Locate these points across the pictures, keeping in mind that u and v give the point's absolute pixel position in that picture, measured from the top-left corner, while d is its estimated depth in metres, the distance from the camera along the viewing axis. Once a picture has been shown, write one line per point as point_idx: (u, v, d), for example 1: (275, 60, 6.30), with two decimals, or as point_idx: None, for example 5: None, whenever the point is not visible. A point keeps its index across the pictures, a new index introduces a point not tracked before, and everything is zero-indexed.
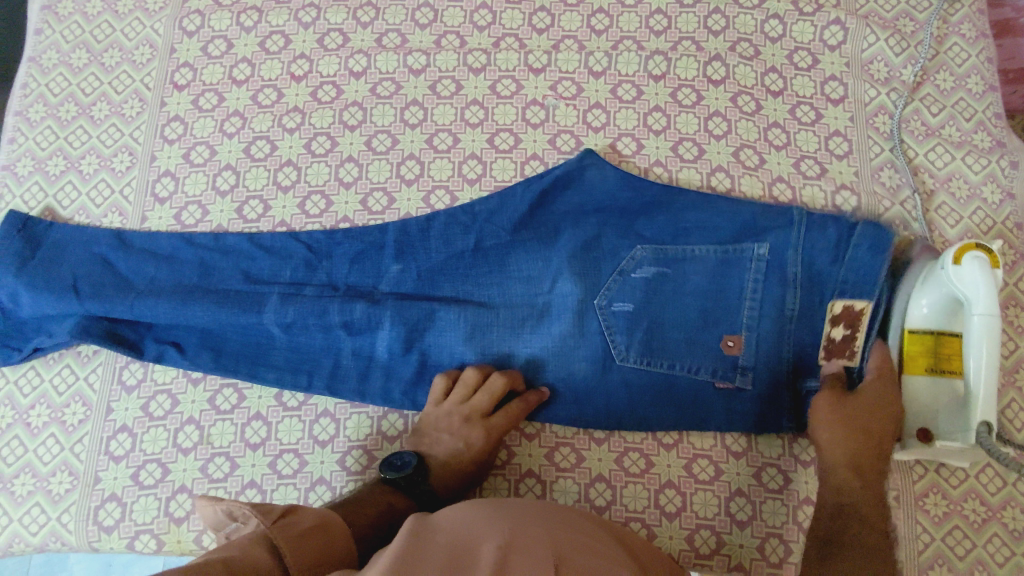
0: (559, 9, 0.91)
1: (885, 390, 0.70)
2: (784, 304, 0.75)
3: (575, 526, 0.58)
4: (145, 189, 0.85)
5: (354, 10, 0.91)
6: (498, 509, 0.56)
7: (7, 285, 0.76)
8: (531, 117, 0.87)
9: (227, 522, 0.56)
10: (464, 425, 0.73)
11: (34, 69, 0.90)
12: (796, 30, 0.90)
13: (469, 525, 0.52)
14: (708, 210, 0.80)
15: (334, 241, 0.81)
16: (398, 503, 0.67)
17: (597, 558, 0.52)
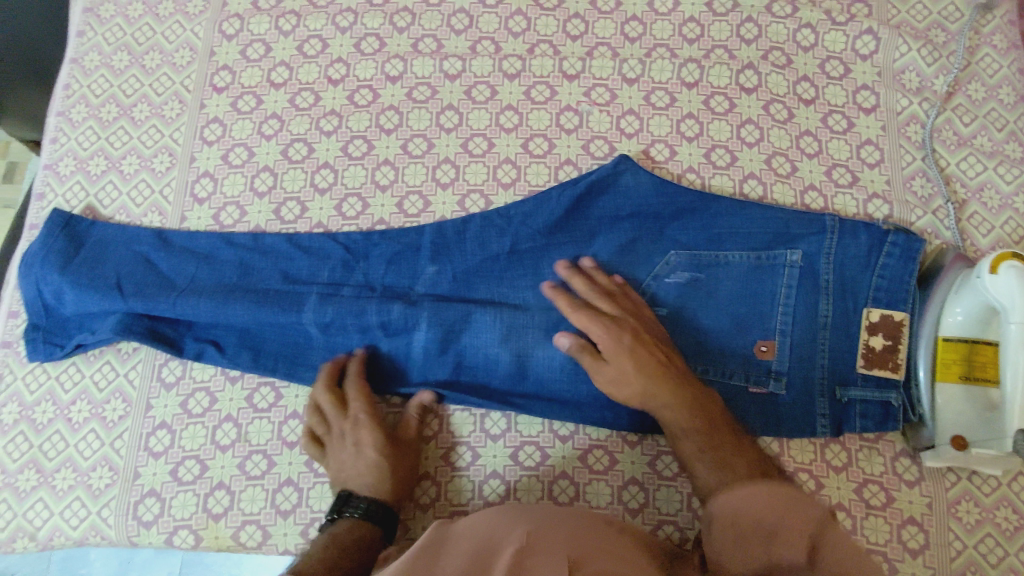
0: (593, 16, 0.92)
1: (623, 338, 0.72)
2: (817, 310, 0.77)
3: (596, 531, 0.58)
4: (184, 189, 0.87)
5: (391, 15, 0.92)
6: (515, 514, 0.58)
7: (52, 283, 0.78)
8: (565, 123, 0.88)
9: None
10: (343, 439, 0.74)
11: (77, 71, 0.91)
12: (828, 40, 0.91)
13: (483, 529, 0.54)
14: (743, 216, 0.81)
15: (371, 242, 0.82)
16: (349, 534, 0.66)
17: (615, 561, 0.52)
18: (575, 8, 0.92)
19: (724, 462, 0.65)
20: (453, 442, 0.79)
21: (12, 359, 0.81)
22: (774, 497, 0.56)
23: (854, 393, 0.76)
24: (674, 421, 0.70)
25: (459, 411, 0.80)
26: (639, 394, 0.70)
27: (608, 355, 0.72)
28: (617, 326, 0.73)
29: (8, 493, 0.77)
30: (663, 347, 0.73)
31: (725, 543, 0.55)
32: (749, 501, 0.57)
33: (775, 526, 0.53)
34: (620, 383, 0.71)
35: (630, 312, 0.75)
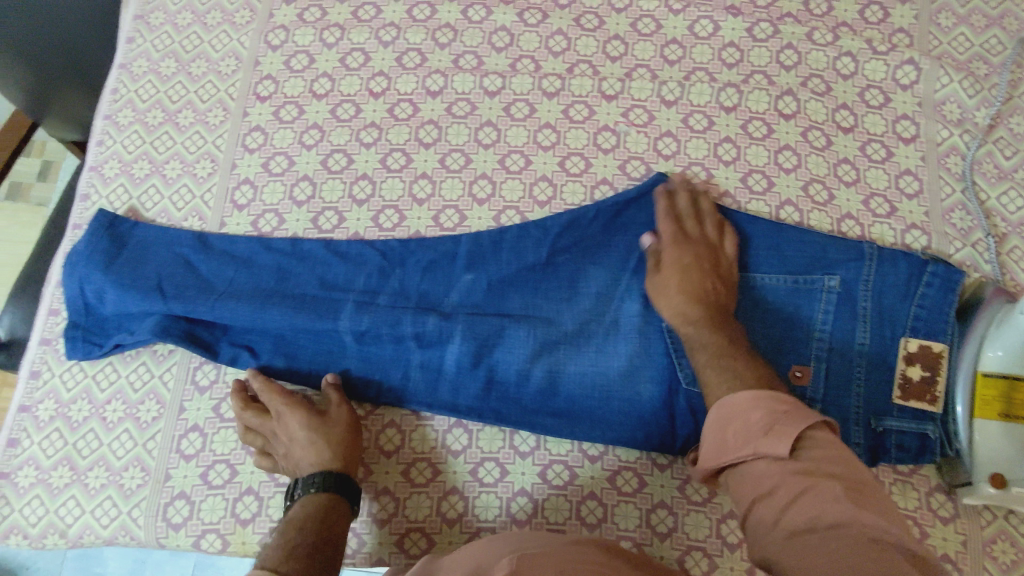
0: (633, 38, 0.93)
1: (675, 251, 0.77)
2: (854, 337, 0.77)
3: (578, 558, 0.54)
4: (224, 195, 0.88)
5: (434, 31, 0.93)
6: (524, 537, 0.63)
7: (96, 283, 0.80)
8: (603, 143, 0.88)
9: None
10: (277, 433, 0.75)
11: (125, 75, 0.93)
12: (868, 69, 0.91)
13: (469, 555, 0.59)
14: (779, 240, 0.82)
15: (408, 251, 0.83)
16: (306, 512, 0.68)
17: None
18: (616, 29, 0.93)
19: (726, 369, 0.67)
20: (481, 457, 0.78)
21: (51, 356, 0.82)
22: (765, 402, 0.61)
23: (890, 423, 0.76)
24: (689, 334, 0.73)
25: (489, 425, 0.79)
26: (677, 309, 0.74)
27: (664, 264, 0.77)
28: (685, 242, 0.78)
29: (40, 489, 0.77)
30: (720, 271, 0.77)
31: (719, 441, 0.62)
32: (744, 408, 0.62)
33: (775, 422, 0.59)
34: (662, 294, 0.76)
35: (704, 235, 0.79)
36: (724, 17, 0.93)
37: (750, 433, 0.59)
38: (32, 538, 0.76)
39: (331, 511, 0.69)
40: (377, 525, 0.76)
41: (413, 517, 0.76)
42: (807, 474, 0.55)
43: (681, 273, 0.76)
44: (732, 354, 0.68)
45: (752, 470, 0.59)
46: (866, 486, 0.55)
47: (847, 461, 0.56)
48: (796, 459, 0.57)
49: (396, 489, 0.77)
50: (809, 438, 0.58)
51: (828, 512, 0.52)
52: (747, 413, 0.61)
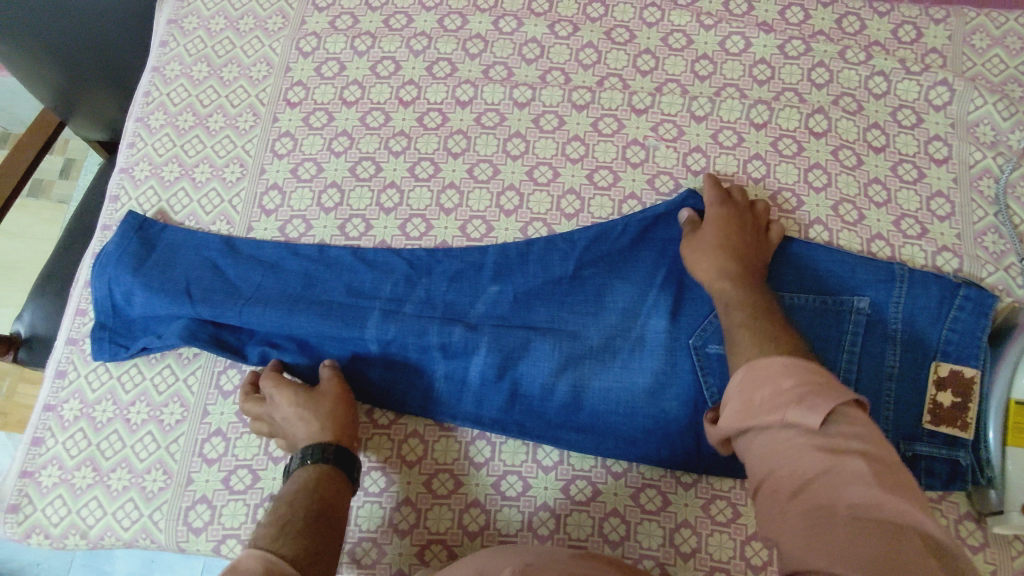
0: (663, 53, 0.92)
1: (722, 213, 0.79)
2: (884, 359, 0.76)
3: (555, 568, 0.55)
4: (253, 200, 0.88)
5: (464, 41, 0.94)
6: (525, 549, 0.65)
7: (124, 284, 0.80)
8: (631, 157, 0.88)
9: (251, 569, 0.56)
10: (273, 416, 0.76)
11: (158, 78, 0.94)
12: (901, 88, 0.90)
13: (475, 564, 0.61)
14: (806, 260, 0.81)
15: (435, 259, 0.83)
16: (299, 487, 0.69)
17: None
18: (647, 43, 0.93)
19: (761, 329, 0.69)
20: (504, 470, 0.77)
21: (77, 356, 0.82)
22: (798, 373, 0.61)
23: (922, 448, 0.75)
24: (727, 290, 0.74)
25: (512, 438, 0.79)
26: (715, 267, 0.76)
27: (710, 223, 0.79)
28: (733, 208, 0.80)
29: (63, 489, 0.77)
30: (760, 245, 0.79)
31: (746, 405, 0.62)
32: (775, 376, 0.62)
33: (807, 392, 0.59)
34: (703, 251, 0.77)
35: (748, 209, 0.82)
36: (755, 33, 0.93)
37: (778, 401, 0.60)
38: (53, 538, 0.76)
39: (330, 483, 0.70)
40: (398, 536, 0.76)
41: (435, 529, 0.76)
42: (833, 449, 0.55)
43: (725, 232, 0.77)
44: (767, 315, 0.71)
45: (776, 437, 0.59)
46: (892, 467, 0.55)
47: (876, 440, 0.56)
48: (822, 432, 0.57)
49: (417, 499, 0.77)
50: (839, 413, 0.58)
51: (849, 491, 0.52)
52: (778, 381, 0.62)
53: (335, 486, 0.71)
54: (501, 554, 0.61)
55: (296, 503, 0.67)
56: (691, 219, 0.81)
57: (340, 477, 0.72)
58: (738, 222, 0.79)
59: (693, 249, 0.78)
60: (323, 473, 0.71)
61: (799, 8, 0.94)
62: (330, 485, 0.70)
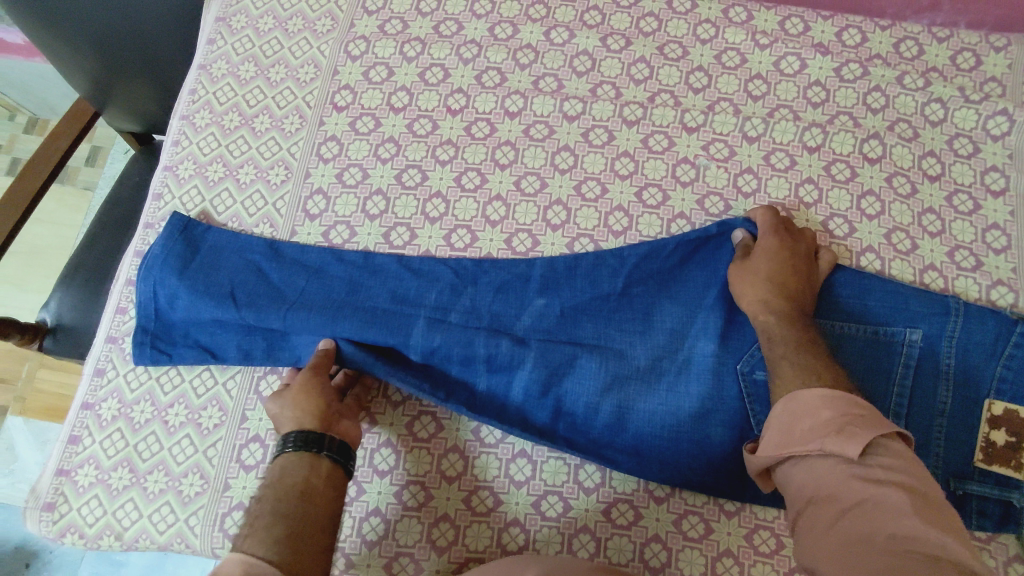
0: (717, 70, 0.91)
1: (770, 242, 0.77)
2: (936, 395, 0.75)
3: None
4: (297, 204, 0.87)
5: (515, 51, 0.93)
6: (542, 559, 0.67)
7: (170, 286, 0.80)
8: (681, 175, 0.87)
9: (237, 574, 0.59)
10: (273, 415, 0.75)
11: (204, 77, 0.94)
12: (958, 116, 0.88)
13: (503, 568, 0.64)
14: (861, 289, 0.79)
15: (481, 269, 0.82)
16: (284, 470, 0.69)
17: None
18: (700, 60, 0.92)
19: (804, 363, 0.68)
20: (544, 490, 0.76)
21: (116, 355, 0.82)
22: (839, 404, 0.61)
23: (973, 487, 0.74)
24: (770, 322, 0.73)
25: (552, 457, 0.78)
26: (760, 297, 0.74)
27: (758, 251, 0.77)
28: (785, 234, 0.78)
29: (99, 489, 0.77)
30: (807, 273, 0.77)
31: (785, 435, 0.63)
32: (814, 408, 0.62)
33: (847, 422, 0.59)
34: (752, 282, 0.76)
35: (802, 238, 0.80)
36: (811, 54, 0.91)
37: (816, 431, 0.60)
38: (88, 538, 0.76)
39: (309, 471, 0.69)
40: (435, 553, 0.75)
41: (473, 547, 0.75)
42: (871, 480, 0.55)
43: (770, 261, 0.76)
44: (812, 348, 0.70)
45: (814, 468, 0.59)
46: (935, 500, 0.53)
47: (916, 474, 0.55)
48: (861, 463, 0.56)
49: (457, 516, 0.76)
50: (879, 446, 0.57)
51: (885, 522, 0.51)
52: (818, 412, 0.61)
53: (319, 474, 0.70)
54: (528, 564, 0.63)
55: (272, 501, 0.66)
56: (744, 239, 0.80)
57: (320, 461, 0.70)
58: (786, 250, 0.76)
59: (743, 280, 0.77)
60: (302, 461, 0.70)
61: (856, 30, 0.93)
62: (312, 471, 0.69)
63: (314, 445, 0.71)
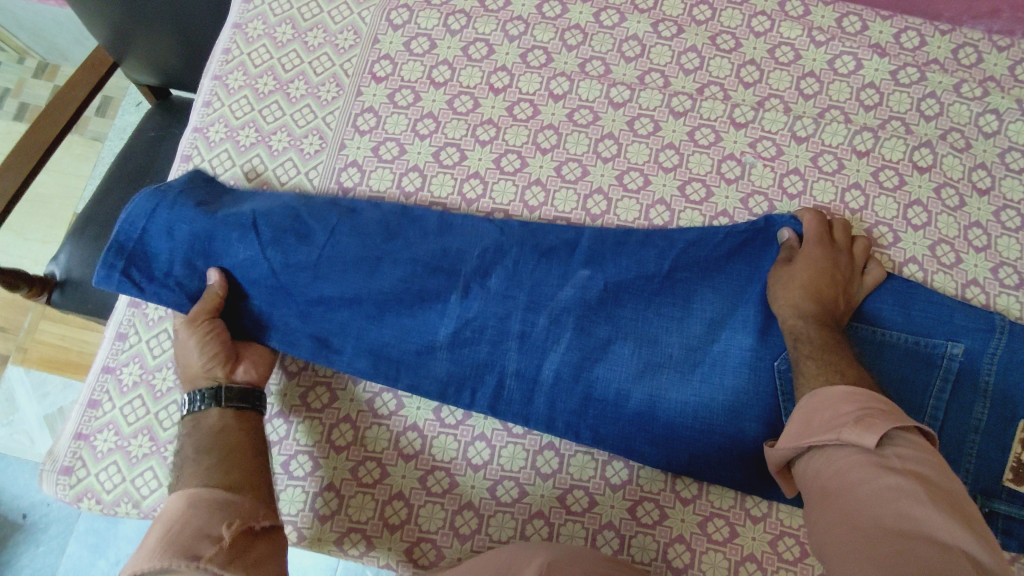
0: (769, 65, 0.89)
1: (813, 249, 0.76)
2: (972, 412, 0.74)
3: (570, 569, 0.56)
4: (331, 175, 0.84)
5: (563, 31, 0.90)
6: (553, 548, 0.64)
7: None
8: (727, 172, 0.84)
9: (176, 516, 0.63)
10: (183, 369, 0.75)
11: (239, 36, 0.90)
12: (1013, 129, 0.86)
13: (510, 557, 0.61)
14: (911, 301, 0.78)
15: (525, 236, 0.80)
16: (204, 424, 0.72)
17: None
18: (752, 54, 0.89)
19: (828, 362, 0.67)
20: (570, 484, 0.76)
21: (139, 320, 0.80)
22: (860, 400, 0.60)
23: (1000, 505, 0.73)
24: (801, 324, 0.72)
25: (580, 451, 0.77)
26: (792, 300, 0.74)
27: (797, 256, 0.76)
28: (830, 246, 0.77)
29: (118, 456, 0.76)
30: (846, 287, 0.76)
31: (805, 427, 0.62)
32: (836, 401, 0.61)
33: (863, 412, 0.58)
34: (788, 283, 0.75)
35: (848, 251, 0.78)
36: (868, 55, 0.89)
37: (834, 420, 0.59)
38: (105, 504, 0.75)
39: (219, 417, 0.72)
40: (458, 540, 0.74)
41: (496, 536, 0.74)
42: (888, 468, 0.53)
43: (808, 267, 0.75)
44: (837, 350, 0.69)
45: (834, 457, 0.58)
46: (955, 497, 0.52)
47: (936, 466, 0.54)
48: (879, 451, 0.55)
49: (481, 505, 0.75)
50: (899, 438, 0.56)
51: (902, 512, 0.50)
52: (838, 406, 0.61)
53: (229, 419, 0.72)
54: (542, 553, 0.61)
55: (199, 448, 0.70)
56: (791, 239, 0.78)
57: (224, 412, 0.72)
58: (827, 261, 0.75)
59: (779, 280, 0.76)
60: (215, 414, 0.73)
61: (915, 33, 0.90)
62: (226, 417, 0.72)
63: (212, 400, 0.73)
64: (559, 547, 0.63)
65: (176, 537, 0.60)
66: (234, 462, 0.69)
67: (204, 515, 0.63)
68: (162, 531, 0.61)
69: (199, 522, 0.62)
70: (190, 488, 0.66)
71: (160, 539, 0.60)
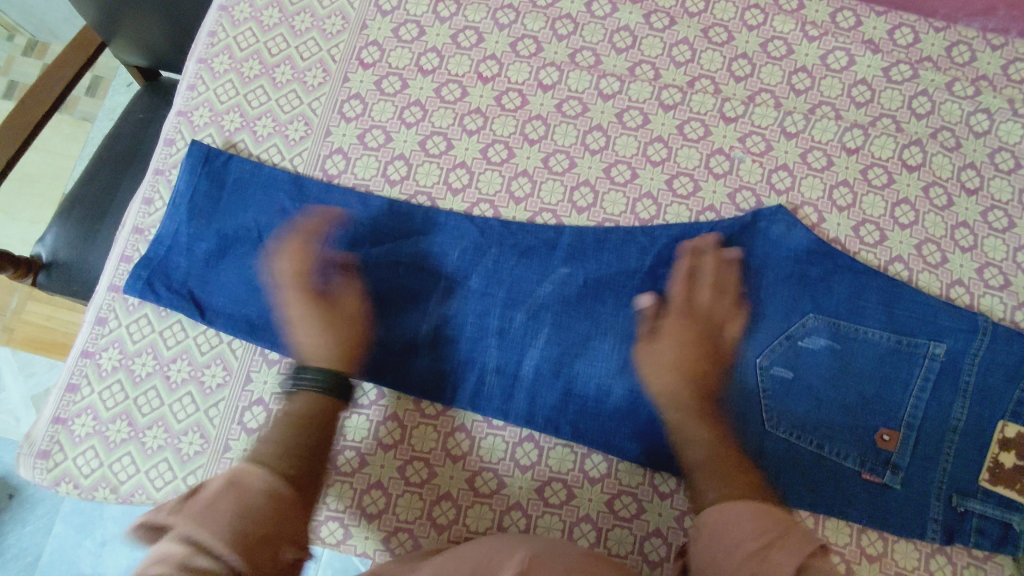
0: (761, 59, 0.88)
1: (677, 325, 0.74)
2: (951, 412, 0.74)
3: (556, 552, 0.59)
4: (315, 162, 0.83)
5: (554, 20, 0.89)
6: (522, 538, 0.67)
7: (187, 251, 0.79)
8: (715, 167, 0.84)
9: (246, 497, 0.55)
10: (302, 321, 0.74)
11: (225, 19, 0.89)
12: (1003, 130, 0.85)
13: (485, 540, 0.65)
14: (894, 301, 0.77)
15: (508, 231, 0.80)
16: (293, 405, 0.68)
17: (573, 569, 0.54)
18: (745, 47, 0.88)
19: (722, 471, 0.65)
20: (549, 475, 0.76)
21: (119, 305, 0.80)
22: (756, 525, 0.57)
23: (975, 505, 0.73)
24: (681, 418, 0.70)
25: (560, 445, 0.77)
26: (667, 388, 0.71)
27: (661, 332, 0.74)
28: (692, 315, 0.74)
29: (96, 440, 0.76)
30: (717, 355, 0.74)
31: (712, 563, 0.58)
32: (734, 529, 0.58)
33: (767, 546, 0.55)
34: (658, 366, 0.72)
35: (710, 314, 0.75)
36: (861, 51, 0.88)
37: (737, 549, 0.56)
38: (82, 489, 0.75)
39: (314, 402, 0.69)
40: (435, 530, 0.74)
41: (474, 527, 0.74)
42: None
43: (674, 347, 0.72)
44: (726, 451, 0.67)
45: None
46: None
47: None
48: None
49: (459, 496, 0.75)
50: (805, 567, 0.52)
51: None
52: (737, 534, 0.57)
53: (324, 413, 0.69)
54: (525, 538, 0.64)
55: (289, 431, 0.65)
56: (649, 305, 0.76)
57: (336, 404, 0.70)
58: (693, 338, 0.73)
59: (648, 364, 0.73)
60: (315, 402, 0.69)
61: (909, 29, 0.89)
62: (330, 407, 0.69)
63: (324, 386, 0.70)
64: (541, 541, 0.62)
65: (246, 528, 0.52)
66: (310, 471, 0.63)
67: (272, 505, 0.56)
68: (228, 495, 0.55)
69: (265, 514, 0.55)
70: (271, 469, 0.60)
71: (226, 507, 0.53)
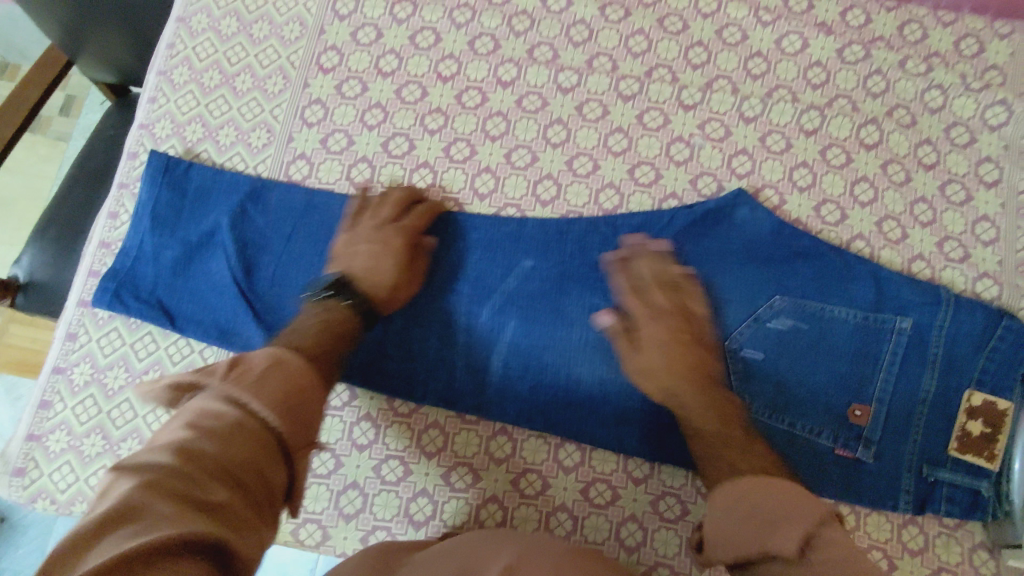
0: (716, 47, 0.89)
1: (659, 328, 0.72)
2: (920, 386, 0.75)
3: (546, 549, 0.58)
4: (279, 168, 0.84)
5: (510, 17, 0.89)
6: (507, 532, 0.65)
7: (151, 261, 0.80)
8: (675, 154, 0.85)
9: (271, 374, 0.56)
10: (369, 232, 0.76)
11: (183, 30, 0.89)
12: (957, 105, 0.86)
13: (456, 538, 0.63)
14: (851, 278, 0.78)
15: (471, 224, 0.81)
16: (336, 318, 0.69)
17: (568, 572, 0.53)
18: (700, 35, 0.89)
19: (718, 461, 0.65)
20: (523, 467, 0.76)
21: (88, 320, 0.80)
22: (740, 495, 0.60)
23: (943, 475, 0.75)
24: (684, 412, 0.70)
25: (533, 437, 0.77)
26: (663, 389, 0.71)
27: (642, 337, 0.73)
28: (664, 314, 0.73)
29: (71, 455, 0.76)
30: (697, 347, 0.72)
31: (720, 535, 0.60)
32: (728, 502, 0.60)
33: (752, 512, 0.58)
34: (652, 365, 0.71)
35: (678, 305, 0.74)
36: (814, 34, 0.89)
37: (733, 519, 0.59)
38: (59, 504, 0.75)
39: (348, 317, 0.70)
40: (413, 526, 0.75)
41: (451, 522, 0.75)
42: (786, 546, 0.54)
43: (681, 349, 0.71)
44: (736, 440, 0.66)
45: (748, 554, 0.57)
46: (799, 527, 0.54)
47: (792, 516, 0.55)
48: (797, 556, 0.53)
49: (435, 491, 0.76)
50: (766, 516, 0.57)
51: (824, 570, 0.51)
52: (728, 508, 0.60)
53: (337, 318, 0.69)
54: (501, 534, 0.62)
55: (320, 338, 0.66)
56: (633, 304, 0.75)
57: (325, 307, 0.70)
58: (675, 337, 0.72)
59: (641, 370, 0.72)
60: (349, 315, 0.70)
61: (861, 10, 0.90)
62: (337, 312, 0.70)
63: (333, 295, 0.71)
64: (529, 540, 0.61)
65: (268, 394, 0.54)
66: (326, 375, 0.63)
67: (307, 381, 0.57)
68: (269, 368, 0.56)
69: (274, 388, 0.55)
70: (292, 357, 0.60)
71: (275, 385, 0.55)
